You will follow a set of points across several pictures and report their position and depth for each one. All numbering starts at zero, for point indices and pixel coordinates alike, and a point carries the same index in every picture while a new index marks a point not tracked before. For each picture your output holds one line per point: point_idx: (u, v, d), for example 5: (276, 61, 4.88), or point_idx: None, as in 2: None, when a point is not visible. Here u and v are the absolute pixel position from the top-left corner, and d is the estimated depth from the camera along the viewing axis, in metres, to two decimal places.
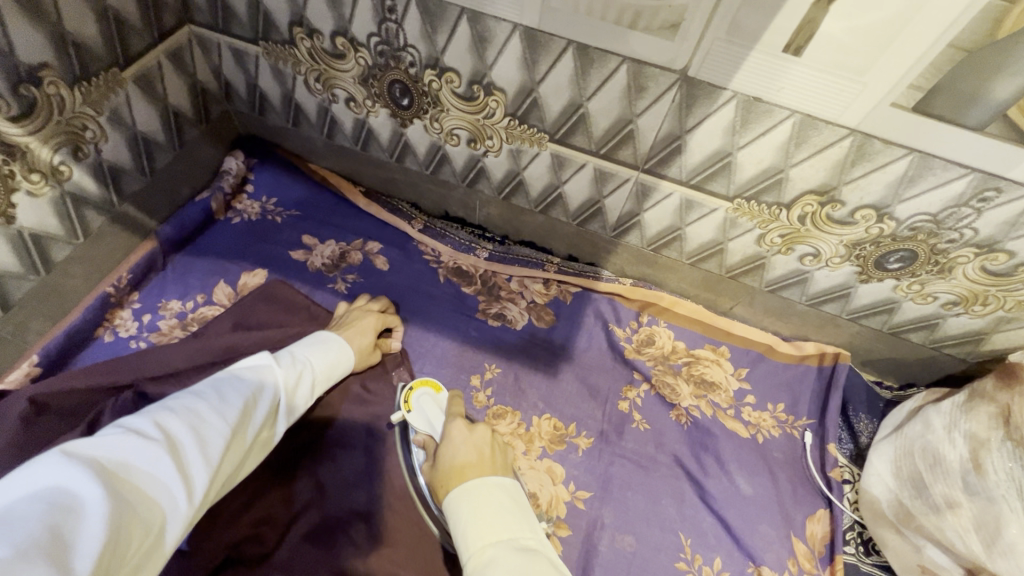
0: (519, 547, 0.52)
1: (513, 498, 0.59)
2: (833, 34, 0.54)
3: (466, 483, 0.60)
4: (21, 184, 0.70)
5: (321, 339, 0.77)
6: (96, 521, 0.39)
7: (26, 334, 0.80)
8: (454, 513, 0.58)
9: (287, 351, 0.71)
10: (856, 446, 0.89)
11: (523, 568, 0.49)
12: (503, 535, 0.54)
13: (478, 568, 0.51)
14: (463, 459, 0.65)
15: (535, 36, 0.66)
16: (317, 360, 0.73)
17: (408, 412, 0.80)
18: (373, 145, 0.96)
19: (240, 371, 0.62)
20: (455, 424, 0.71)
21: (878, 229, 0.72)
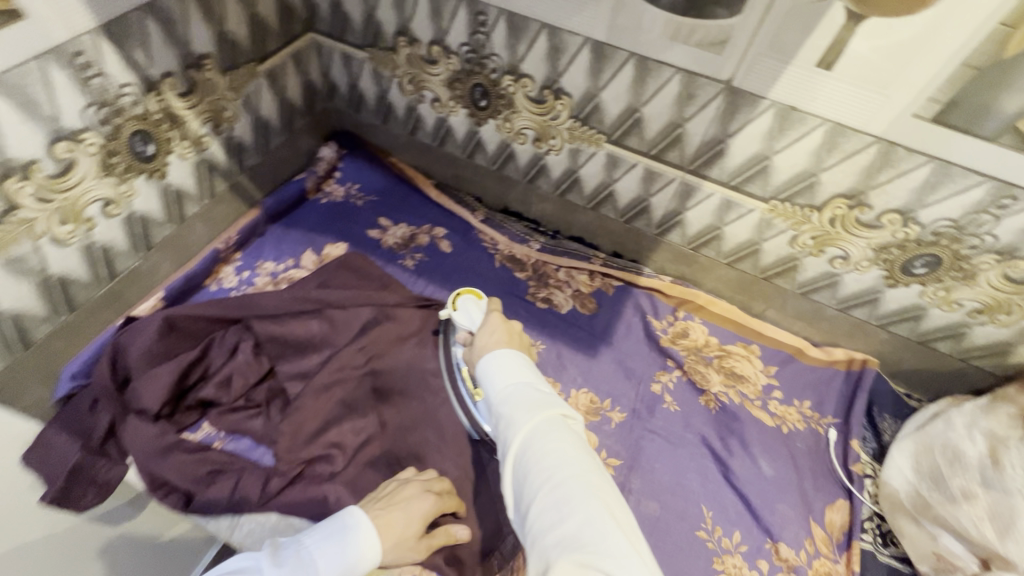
0: (537, 386, 0.62)
1: (529, 359, 0.68)
2: (860, 52, 0.64)
3: (498, 348, 0.69)
4: (175, 148, 0.87)
5: (338, 526, 0.65)
6: None
7: (155, 274, 0.95)
8: (483, 368, 0.67)
9: (297, 543, 0.63)
10: (880, 445, 0.93)
11: (541, 399, 0.61)
12: (523, 378, 0.64)
13: (503, 400, 0.62)
14: (497, 339, 0.72)
15: (603, 49, 0.79)
16: (327, 562, 0.61)
17: (453, 311, 0.87)
18: (449, 141, 1.11)
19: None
20: (492, 315, 0.78)
21: (904, 233, 0.79)
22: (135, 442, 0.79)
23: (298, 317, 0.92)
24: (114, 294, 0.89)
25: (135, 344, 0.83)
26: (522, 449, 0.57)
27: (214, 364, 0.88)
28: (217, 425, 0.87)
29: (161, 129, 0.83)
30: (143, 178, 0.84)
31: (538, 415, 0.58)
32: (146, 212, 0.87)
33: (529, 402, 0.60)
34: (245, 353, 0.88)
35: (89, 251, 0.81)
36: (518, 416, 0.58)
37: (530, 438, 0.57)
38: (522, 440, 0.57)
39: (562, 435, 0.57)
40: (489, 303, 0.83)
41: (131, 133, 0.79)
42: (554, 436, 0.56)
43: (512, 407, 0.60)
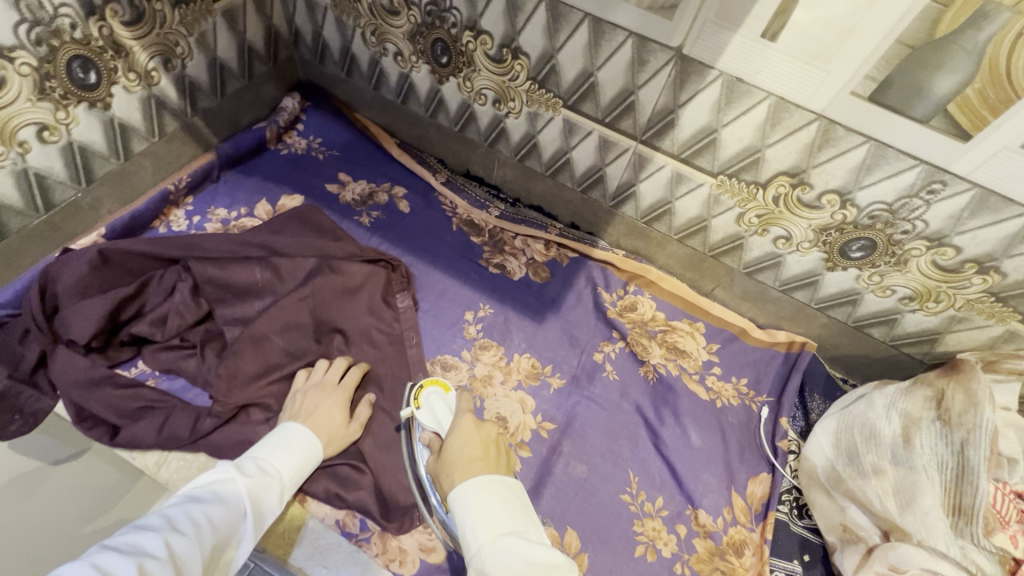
0: (527, 540, 0.58)
1: (515, 491, 0.64)
2: (801, 24, 0.64)
3: (473, 479, 0.64)
4: (120, 79, 0.85)
5: (281, 436, 0.75)
6: None
7: (99, 210, 0.93)
8: (460, 506, 0.62)
9: (252, 459, 0.70)
10: (807, 424, 0.95)
11: (536, 563, 0.56)
12: (512, 530, 0.59)
13: (491, 562, 0.57)
14: (470, 454, 0.68)
15: (559, 8, 0.78)
16: (285, 466, 0.72)
17: (416, 409, 0.80)
18: (412, 99, 1.09)
19: (198, 492, 0.62)
20: (463, 419, 0.74)
21: (841, 215, 0.81)
22: (60, 373, 0.79)
23: (242, 263, 0.91)
24: (52, 226, 0.87)
25: (64, 275, 0.82)
26: None
27: (150, 303, 0.87)
28: (151, 363, 0.86)
29: (104, 57, 0.81)
30: (83, 107, 0.82)
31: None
32: (86, 143, 0.85)
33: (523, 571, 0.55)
34: (182, 294, 0.87)
35: (23, 176, 0.79)
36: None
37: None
38: None
39: None
40: (459, 399, 0.78)
41: (69, 58, 0.77)
42: None
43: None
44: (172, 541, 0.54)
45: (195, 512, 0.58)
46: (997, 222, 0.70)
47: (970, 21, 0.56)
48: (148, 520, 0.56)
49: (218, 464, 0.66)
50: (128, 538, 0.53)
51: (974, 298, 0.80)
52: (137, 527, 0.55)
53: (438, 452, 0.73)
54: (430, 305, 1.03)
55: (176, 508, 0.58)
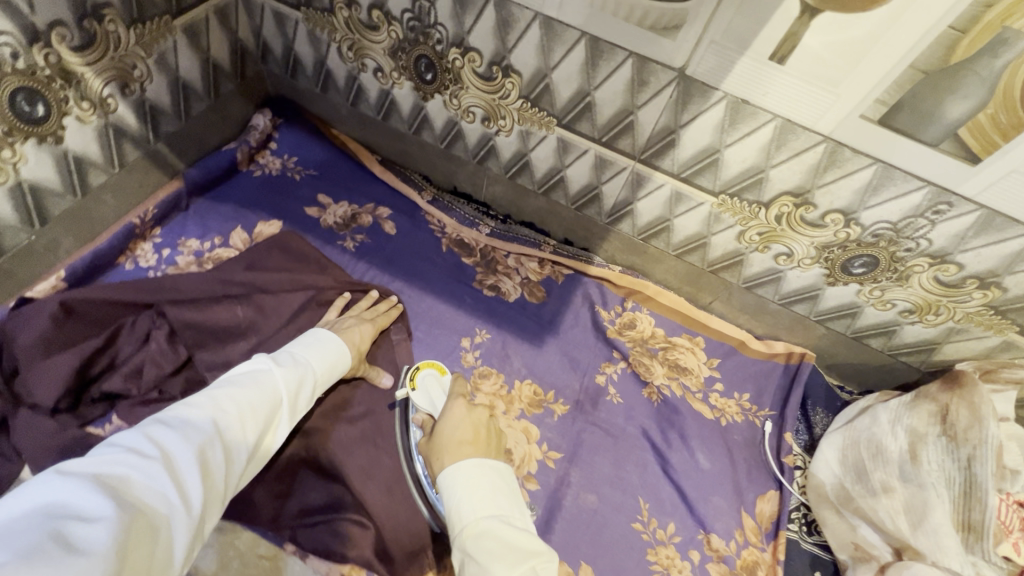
0: (510, 524, 0.58)
1: (506, 478, 0.64)
2: (812, 47, 0.61)
3: (463, 460, 0.64)
4: (72, 109, 0.77)
5: (315, 339, 0.79)
6: (151, 478, 0.50)
7: (56, 250, 0.85)
8: (451, 485, 0.61)
9: (287, 353, 0.75)
10: (811, 438, 0.95)
11: (516, 546, 0.56)
12: (497, 513, 0.59)
13: (472, 540, 0.57)
14: (461, 437, 0.68)
15: (553, 26, 0.74)
16: (317, 358, 0.77)
17: (411, 390, 0.82)
18: (394, 115, 1.03)
19: (239, 377, 0.67)
20: (456, 404, 0.74)
21: (845, 234, 0.80)
22: (24, 438, 0.70)
23: (222, 302, 0.85)
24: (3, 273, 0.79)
25: (25, 331, 0.74)
26: None
27: (122, 354, 0.80)
28: (125, 420, 0.78)
29: (53, 86, 0.73)
30: (32, 143, 0.74)
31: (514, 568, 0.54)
32: (37, 182, 0.77)
33: (502, 553, 0.55)
34: (158, 342, 0.80)
35: None
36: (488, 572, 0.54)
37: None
38: None
39: None
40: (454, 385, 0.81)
41: (12, 91, 0.68)
42: None
43: (481, 555, 0.55)
44: (216, 421, 0.60)
45: (235, 397, 0.63)
46: (1001, 240, 0.70)
47: (987, 47, 0.55)
48: (196, 399, 0.62)
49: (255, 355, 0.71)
50: (178, 416, 0.59)
51: (973, 311, 0.81)
52: (186, 404, 0.61)
53: (430, 434, 0.73)
54: (424, 333, 0.99)
55: (220, 391, 0.63)
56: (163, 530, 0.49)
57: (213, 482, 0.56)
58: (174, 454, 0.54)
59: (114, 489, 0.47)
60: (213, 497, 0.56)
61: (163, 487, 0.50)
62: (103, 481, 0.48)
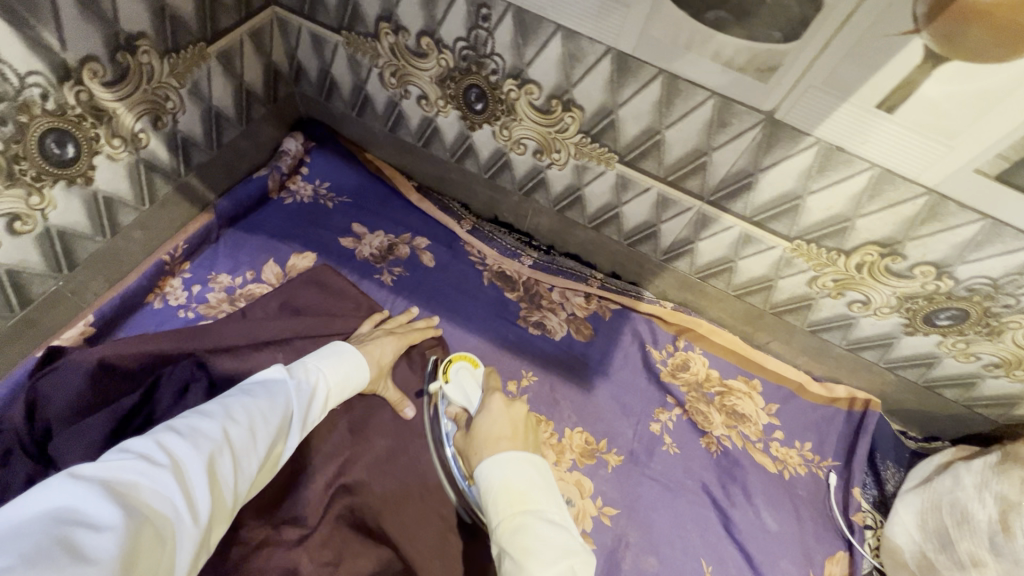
0: (547, 519, 0.56)
1: (541, 474, 0.62)
2: (930, 97, 0.55)
3: (499, 454, 0.62)
4: (103, 147, 0.71)
5: (333, 352, 0.73)
6: (164, 485, 0.44)
7: (84, 294, 0.80)
8: (487, 481, 0.60)
9: (303, 362, 0.68)
10: (880, 493, 0.90)
11: (552, 541, 0.54)
12: (533, 507, 0.57)
13: (509, 534, 0.56)
14: (499, 431, 0.66)
15: (627, 61, 0.67)
16: (330, 370, 0.69)
17: (445, 383, 0.83)
18: (435, 143, 0.97)
19: (253, 388, 0.60)
20: (493, 398, 0.73)
21: (935, 286, 0.74)
22: None
23: (261, 348, 0.80)
24: (29, 322, 0.74)
25: (61, 389, 0.70)
26: None
27: (159, 408, 0.73)
28: None
29: (83, 126, 0.67)
30: (61, 186, 0.68)
31: (549, 562, 0.52)
32: (66, 226, 0.72)
33: (540, 549, 0.53)
34: (196, 396, 0.74)
35: None
36: (524, 565, 0.52)
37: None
38: None
39: None
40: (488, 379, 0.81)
41: (42, 133, 0.63)
42: None
43: (516, 548, 0.54)
44: (228, 429, 0.53)
45: (249, 406, 0.56)
46: None
47: None
48: (207, 406, 0.55)
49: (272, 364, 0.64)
50: (189, 420, 0.52)
51: None
52: (196, 412, 0.54)
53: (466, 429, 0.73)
54: None
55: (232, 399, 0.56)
56: (167, 551, 0.42)
57: (222, 497, 0.49)
58: (184, 464, 0.47)
59: (117, 495, 0.41)
60: (218, 517, 0.48)
61: (172, 495, 0.44)
62: (112, 487, 0.41)
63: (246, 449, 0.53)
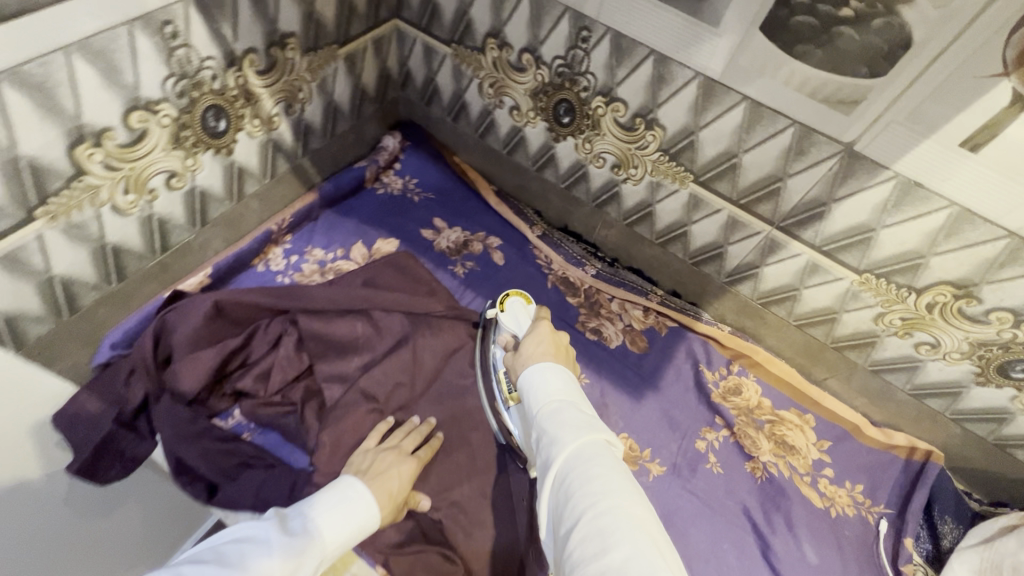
0: (583, 406, 0.59)
1: (575, 377, 0.65)
2: (1017, 139, 0.56)
3: (542, 360, 0.66)
4: (246, 125, 0.84)
5: (343, 497, 0.64)
6: None
7: (206, 249, 0.92)
8: (527, 379, 0.64)
9: (298, 514, 0.60)
10: (935, 548, 0.86)
11: (587, 420, 0.57)
12: (570, 396, 0.60)
13: (548, 415, 0.58)
14: (544, 350, 0.70)
15: (713, 87, 0.72)
16: (331, 532, 0.61)
17: (500, 312, 0.88)
18: (519, 151, 1.05)
19: (226, 549, 0.52)
20: (540, 325, 0.77)
21: (1011, 334, 0.72)
22: (165, 423, 0.77)
23: (344, 316, 0.89)
24: (163, 266, 0.86)
25: (181, 324, 0.80)
26: (564, 473, 0.52)
27: (253, 354, 0.85)
28: (248, 418, 0.84)
29: (235, 105, 0.80)
30: (210, 153, 0.81)
31: (582, 433, 0.54)
32: (206, 188, 0.84)
33: (577, 424, 0.56)
34: (287, 348, 0.85)
35: (147, 222, 0.78)
36: (558, 432, 0.55)
37: (572, 451, 0.53)
38: (566, 464, 0.52)
39: (608, 461, 0.52)
40: (539, 310, 0.83)
41: (206, 108, 0.76)
42: (600, 459, 0.52)
43: (552, 421, 0.57)
44: None
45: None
46: None
47: None
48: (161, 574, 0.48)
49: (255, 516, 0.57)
50: None
51: None
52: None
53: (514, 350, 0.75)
54: None
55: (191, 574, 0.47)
56: None
57: None
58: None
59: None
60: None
61: None
62: None
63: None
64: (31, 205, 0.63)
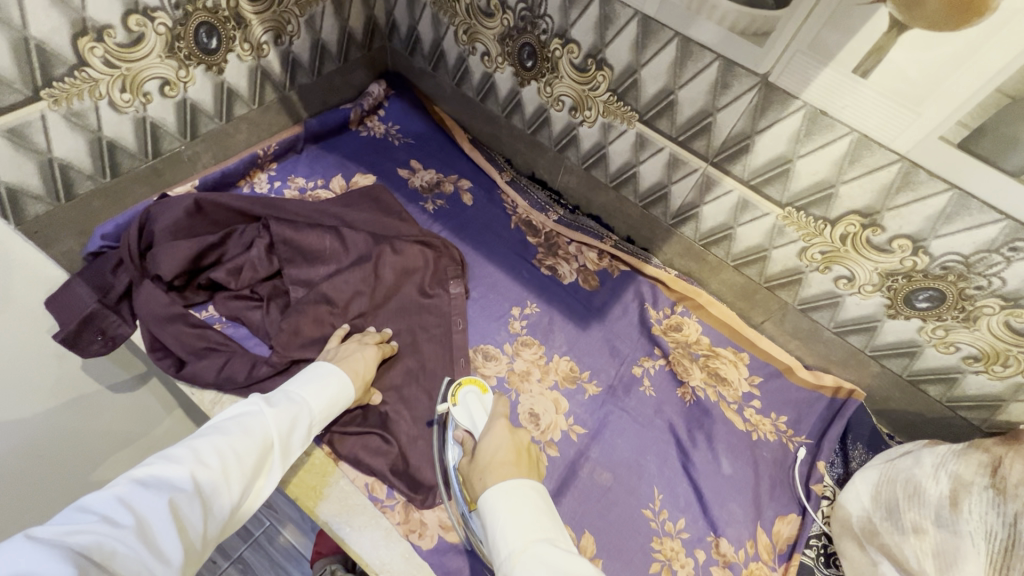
0: (557, 546, 0.58)
1: (544, 502, 0.64)
2: (897, 62, 0.64)
3: (506, 482, 0.64)
4: (236, 48, 0.93)
5: (318, 373, 0.78)
6: (141, 521, 0.51)
7: (196, 162, 1.01)
8: (491, 512, 0.62)
9: (282, 390, 0.74)
10: (846, 472, 0.92)
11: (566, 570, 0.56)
12: (542, 535, 0.60)
13: (521, 565, 0.57)
14: (502, 458, 0.69)
15: (650, 24, 0.81)
16: (314, 397, 0.75)
17: (452, 405, 0.81)
18: (491, 98, 1.14)
19: (227, 424, 0.65)
20: (497, 422, 0.75)
21: (912, 262, 0.79)
22: (145, 304, 0.86)
23: (314, 229, 0.96)
24: (155, 171, 0.95)
25: (165, 216, 0.90)
26: None
27: (228, 253, 0.94)
28: (219, 309, 0.94)
29: (227, 26, 0.89)
30: (201, 69, 0.90)
31: None
32: (197, 102, 0.93)
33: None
34: (258, 250, 0.94)
35: (140, 123, 0.88)
36: None
37: None
38: None
39: None
40: (496, 405, 0.79)
41: (199, 24, 0.85)
42: None
43: None
44: (198, 477, 0.58)
45: (220, 445, 0.61)
46: None
47: None
48: (174, 450, 0.60)
49: (248, 396, 0.70)
50: (157, 470, 0.57)
51: None
52: (164, 456, 0.59)
53: (473, 454, 0.74)
54: (480, 295, 1.06)
55: (204, 440, 0.61)
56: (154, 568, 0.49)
57: (194, 542, 0.55)
58: (151, 519, 0.52)
59: (99, 562, 0.46)
60: (193, 557, 0.55)
61: (143, 552, 0.49)
62: (83, 545, 0.46)
63: (219, 490, 0.59)
64: (37, 85, 0.73)
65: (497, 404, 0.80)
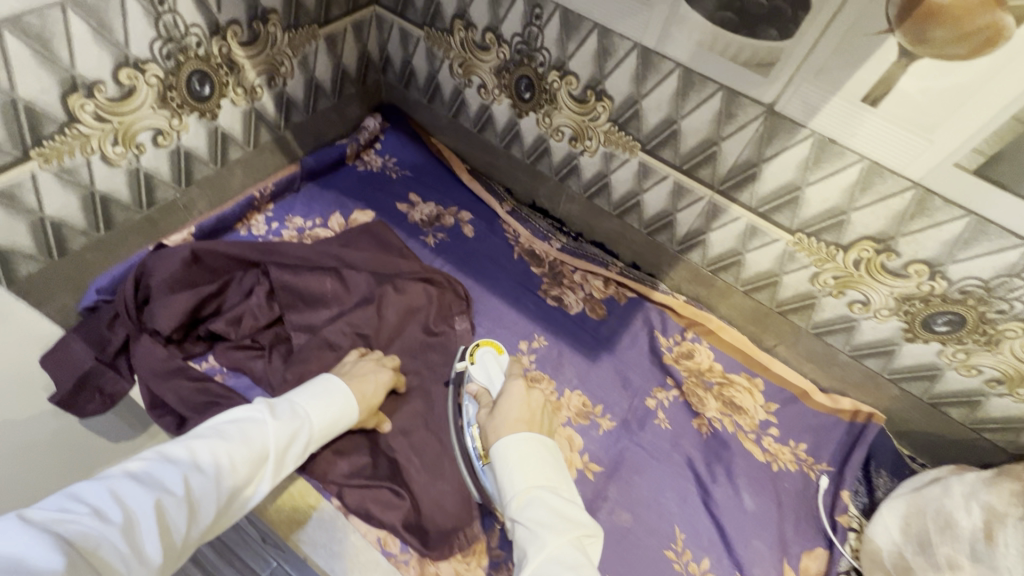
0: (559, 495, 0.58)
1: (554, 453, 0.63)
2: (908, 91, 0.62)
3: (514, 434, 0.64)
4: (229, 93, 0.92)
5: (326, 389, 0.75)
6: (126, 519, 0.47)
7: (192, 208, 0.99)
8: (501, 454, 0.62)
9: (287, 401, 0.71)
10: (871, 501, 0.89)
11: (564, 515, 0.56)
12: (546, 482, 0.59)
13: (523, 507, 0.57)
14: (517, 416, 0.68)
15: (650, 56, 0.80)
16: (317, 413, 0.71)
17: (469, 364, 0.86)
18: (488, 129, 1.13)
19: (228, 426, 0.62)
20: (513, 384, 0.75)
21: (929, 286, 0.77)
22: (145, 361, 0.83)
23: (314, 271, 0.95)
24: (149, 220, 0.93)
25: (161, 269, 0.87)
26: None
27: (228, 302, 0.93)
28: (220, 360, 0.90)
29: (220, 72, 0.88)
30: (195, 116, 0.88)
31: (558, 535, 0.53)
32: (191, 149, 0.92)
33: (552, 522, 0.54)
34: (258, 298, 0.93)
35: (133, 174, 0.86)
36: (535, 541, 0.53)
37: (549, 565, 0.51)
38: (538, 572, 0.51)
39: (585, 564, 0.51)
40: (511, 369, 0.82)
41: (191, 72, 0.83)
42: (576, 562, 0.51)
43: (529, 525, 0.55)
44: (191, 479, 0.54)
45: (219, 448, 0.58)
46: None
47: None
48: (173, 447, 0.57)
49: (254, 401, 0.67)
50: (151, 467, 0.53)
51: None
52: (162, 453, 0.56)
53: (490, 411, 0.73)
54: (486, 330, 1.04)
55: (203, 441, 0.58)
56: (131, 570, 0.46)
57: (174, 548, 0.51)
58: (138, 518, 0.48)
59: (79, 556, 0.42)
60: (168, 562, 0.50)
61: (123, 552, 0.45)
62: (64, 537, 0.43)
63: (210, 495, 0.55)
64: (26, 145, 0.71)
65: (511, 365, 0.85)
